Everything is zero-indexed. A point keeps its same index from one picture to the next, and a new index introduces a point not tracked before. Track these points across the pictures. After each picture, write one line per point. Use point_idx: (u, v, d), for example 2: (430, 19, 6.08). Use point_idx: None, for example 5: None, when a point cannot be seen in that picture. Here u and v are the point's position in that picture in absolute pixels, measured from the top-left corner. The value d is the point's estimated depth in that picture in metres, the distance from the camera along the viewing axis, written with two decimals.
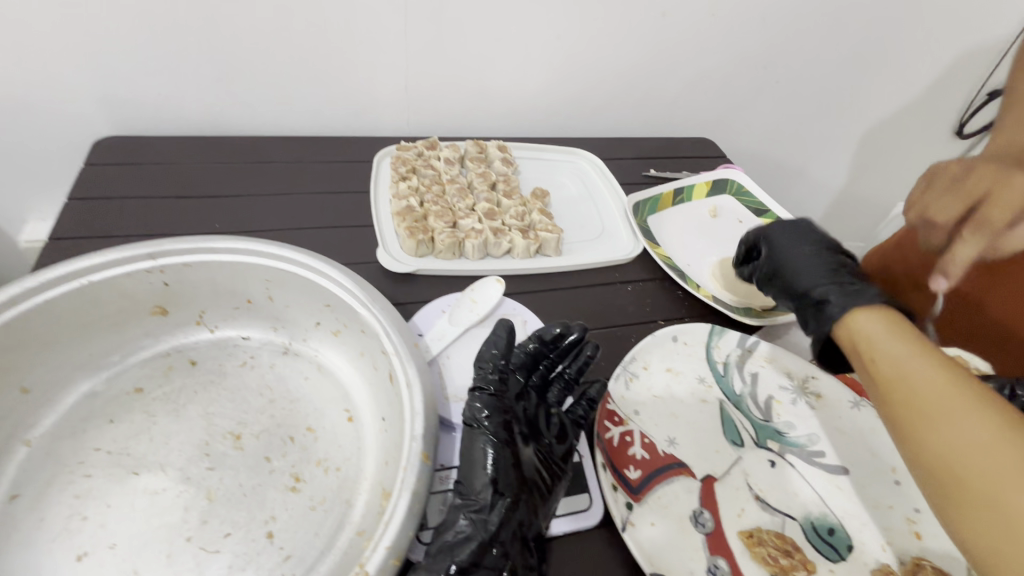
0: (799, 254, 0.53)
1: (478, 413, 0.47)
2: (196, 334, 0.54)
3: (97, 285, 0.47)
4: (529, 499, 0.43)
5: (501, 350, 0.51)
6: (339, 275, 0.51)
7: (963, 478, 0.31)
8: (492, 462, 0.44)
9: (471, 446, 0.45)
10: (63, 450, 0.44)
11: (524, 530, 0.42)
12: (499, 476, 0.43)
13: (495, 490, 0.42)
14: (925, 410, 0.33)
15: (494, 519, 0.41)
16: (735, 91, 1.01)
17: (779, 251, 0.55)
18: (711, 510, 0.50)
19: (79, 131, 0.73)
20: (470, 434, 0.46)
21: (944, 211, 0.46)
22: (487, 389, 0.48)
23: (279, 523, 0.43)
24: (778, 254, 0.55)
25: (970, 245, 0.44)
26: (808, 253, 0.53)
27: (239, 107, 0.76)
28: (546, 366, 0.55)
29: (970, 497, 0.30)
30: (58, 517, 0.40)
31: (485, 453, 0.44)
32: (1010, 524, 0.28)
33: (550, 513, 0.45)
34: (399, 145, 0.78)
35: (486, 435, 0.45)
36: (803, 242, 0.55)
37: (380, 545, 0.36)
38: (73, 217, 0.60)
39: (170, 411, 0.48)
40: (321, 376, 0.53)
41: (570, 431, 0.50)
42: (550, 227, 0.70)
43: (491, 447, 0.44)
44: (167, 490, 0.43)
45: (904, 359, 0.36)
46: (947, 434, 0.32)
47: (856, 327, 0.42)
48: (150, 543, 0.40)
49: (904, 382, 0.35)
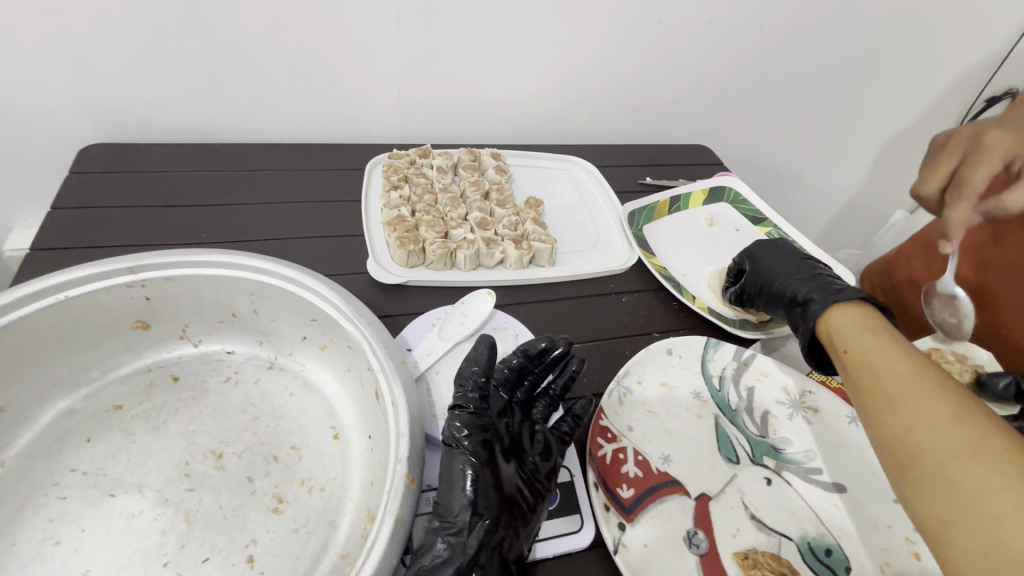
0: (780, 266, 0.59)
1: (458, 432, 0.45)
2: (179, 349, 0.52)
3: (75, 300, 0.45)
4: (509, 517, 0.42)
5: (482, 367, 0.49)
6: (325, 288, 0.49)
7: (913, 450, 0.35)
8: (472, 483, 0.42)
9: (450, 468, 0.43)
10: (38, 472, 0.42)
11: (506, 552, 0.41)
12: (479, 497, 0.42)
13: (475, 510, 0.41)
14: (888, 396, 0.38)
15: (472, 540, 0.40)
16: (733, 98, 1.00)
17: (762, 266, 0.61)
18: (705, 529, 0.49)
19: (65, 138, 0.72)
20: (450, 452, 0.44)
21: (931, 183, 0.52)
22: (468, 407, 0.47)
23: (260, 546, 0.41)
24: (761, 268, 0.61)
25: (962, 209, 0.47)
26: (787, 265, 0.59)
27: (230, 114, 0.75)
28: (532, 380, 0.54)
29: (916, 464, 0.34)
30: (30, 542, 0.39)
31: (464, 473, 0.43)
32: (947, 487, 0.32)
33: (534, 533, 0.44)
34: (391, 153, 0.77)
35: (466, 455, 0.44)
36: (782, 257, 0.60)
37: (361, 573, 0.35)
38: (56, 227, 0.59)
39: (149, 430, 0.46)
40: (306, 392, 0.52)
41: (556, 448, 0.49)
42: (544, 237, 0.69)
43: (471, 468, 0.43)
44: (145, 512, 0.42)
45: (873, 354, 0.41)
46: (901, 413, 0.36)
47: (834, 324, 0.47)
48: (126, 568, 0.39)
49: (873, 374, 0.40)
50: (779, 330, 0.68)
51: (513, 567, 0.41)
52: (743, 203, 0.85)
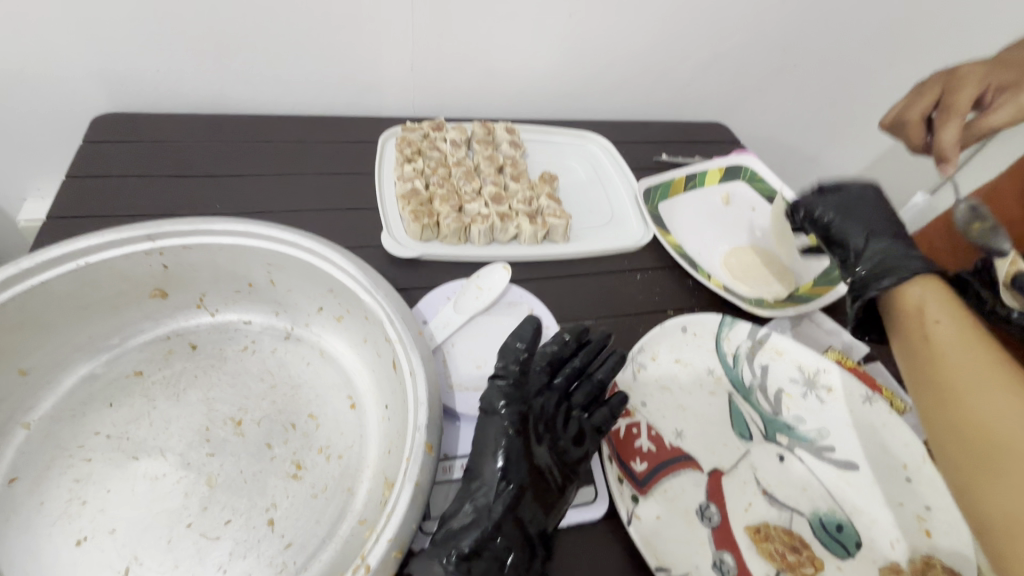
0: (876, 225, 0.53)
1: (496, 401, 0.46)
2: (196, 317, 0.53)
3: (94, 267, 0.45)
4: (535, 488, 0.43)
5: (526, 344, 0.48)
6: (342, 259, 0.49)
7: (992, 436, 0.37)
8: (504, 454, 0.43)
9: (485, 434, 0.45)
10: (63, 434, 0.43)
11: (527, 526, 0.41)
12: (509, 465, 0.43)
13: (506, 478, 0.42)
14: (971, 382, 0.40)
15: (497, 507, 0.41)
16: (751, 75, 0.98)
17: (852, 215, 0.54)
18: (718, 503, 0.50)
19: (76, 107, 0.71)
20: (484, 420, 0.46)
21: (910, 111, 0.55)
22: (508, 379, 0.47)
23: (281, 510, 0.42)
24: (851, 218, 0.54)
25: (951, 129, 0.51)
26: (880, 227, 0.52)
27: (243, 85, 0.74)
28: (575, 366, 0.51)
29: (993, 445, 0.37)
30: (57, 502, 0.40)
31: (500, 438, 0.44)
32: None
33: (560, 513, 0.43)
34: (404, 126, 0.76)
35: (502, 424, 0.45)
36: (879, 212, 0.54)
37: (382, 537, 0.35)
38: (70, 196, 0.59)
39: (169, 395, 0.47)
40: (323, 362, 0.53)
41: (588, 436, 0.48)
42: (559, 212, 0.68)
43: (506, 438, 0.44)
44: (167, 475, 0.42)
45: (958, 344, 0.42)
46: (983, 401, 0.38)
47: (912, 297, 0.46)
48: (150, 529, 0.40)
49: (954, 362, 0.41)
50: (797, 309, 0.67)
51: (536, 541, 0.41)
52: (759, 181, 0.83)
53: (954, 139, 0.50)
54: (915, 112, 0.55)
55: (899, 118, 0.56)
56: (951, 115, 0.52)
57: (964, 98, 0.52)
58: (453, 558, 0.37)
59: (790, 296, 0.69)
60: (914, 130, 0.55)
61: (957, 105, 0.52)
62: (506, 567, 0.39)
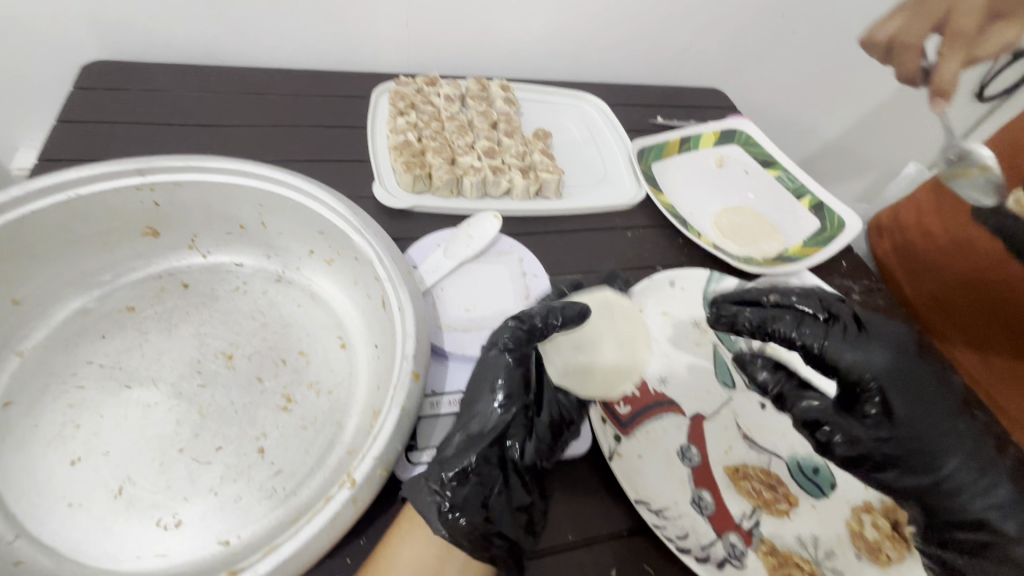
0: (920, 413, 0.38)
1: (505, 341, 0.47)
2: (188, 258, 0.53)
3: (85, 199, 0.46)
4: (529, 421, 0.43)
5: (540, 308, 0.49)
6: (332, 199, 0.49)
7: None
8: (504, 389, 0.44)
9: (485, 371, 0.46)
10: (57, 363, 0.44)
11: (519, 458, 0.41)
12: (508, 400, 0.43)
13: (503, 409, 0.43)
14: None
15: (489, 434, 0.41)
16: (750, 40, 0.97)
17: (923, 415, 0.38)
18: (699, 446, 0.51)
19: (66, 54, 0.71)
20: (489, 358, 0.46)
21: (914, 33, 0.49)
22: (523, 325, 0.48)
23: (271, 439, 0.43)
24: (910, 413, 0.38)
25: (951, 62, 0.47)
26: (946, 435, 0.38)
27: (235, 36, 0.73)
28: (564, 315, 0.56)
29: None
30: (52, 424, 0.41)
31: (500, 372, 0.45)
32: None
33: (557, 451, 0.44)
34: (397, 81, 0.75)
35: (504, 362, 0.46)
36: (921, 421, 0.38)
37: (368, 456, 0.36)
38: (62, 139, 0.59)
39: (162, 330, 0.48)
40: (314, 304, 0.53)
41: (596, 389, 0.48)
42: (551, 168, 0.68)
43: (506, 374, 0.45)
44: (160, 403, 0.43)
45: None
46: None
47: None
48: (143, 451, 0.41)
49: None
50: (785, 267, 0.68)
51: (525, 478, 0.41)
52: (755, 145, 0.83)
53: (956, 72, 0.46)
54: (917, 36, 0.49)
55: (903, 40, 0.50)
56: (953, 39, 0.47)
57: (971, 22, 0.47)
58: (440, 477, 0.38)
59: (779, 256, 0.70)
60: (912, 53, 0.49)
61: (963, 29, 0.47)
62: (495, 493, 0.39)
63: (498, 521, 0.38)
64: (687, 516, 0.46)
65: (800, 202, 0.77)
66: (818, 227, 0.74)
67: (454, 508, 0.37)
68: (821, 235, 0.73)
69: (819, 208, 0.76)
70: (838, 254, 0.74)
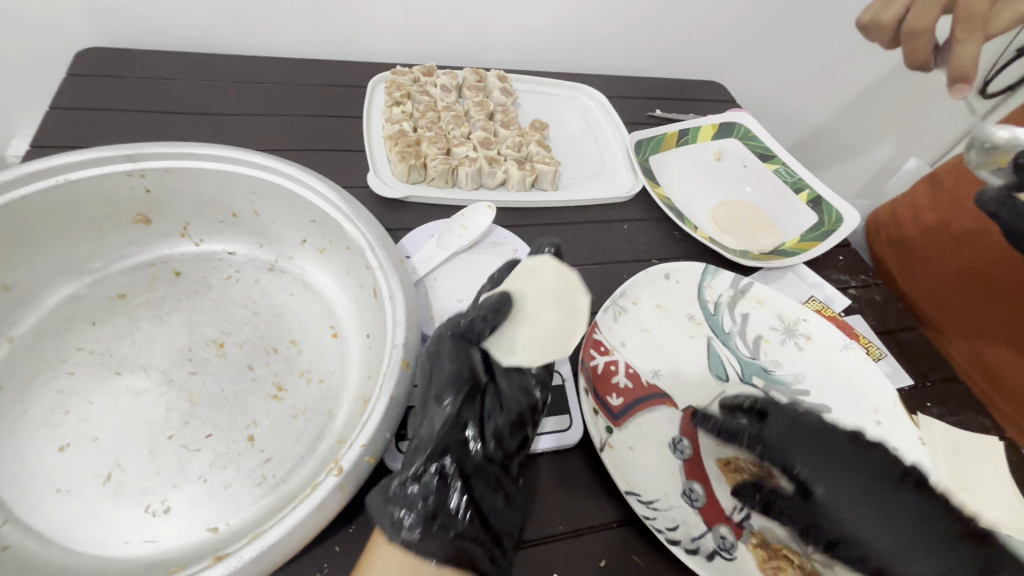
0: (857, 500, 0.43)
1: (448, 344, 0.43)
2: (180, 246, 0.53)
3: (75, 185, 0.45)
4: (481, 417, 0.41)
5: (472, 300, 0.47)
6: (325, 188, 0.49)
7: None
8: (449, 400, 0.40)
9: (428, 380, 0.42)
10: (48, 349, 0.44)
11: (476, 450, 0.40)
12: (458, 408, 0.40)
13: (453, 408, 0.40)
14: None
15: (441, 435, 0.39)
16: (751, 33, 0.96)
17: (850, 505, 0.43)
18: (691, 438, 0.51)
19: (61, 40, 0.70)
20: (432, 356, 0.43)
21: (920, 21, 0.55)
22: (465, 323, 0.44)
23: (261, 427, 0.43)
24: (830, 504, 0.43)
25: (968, 43, 0.52)
26: (893, 519, 0.42)
27: (231, 24, 0.73)
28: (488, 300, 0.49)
29: None
30: (41, 410, 0.41)
31: (446, 376, 0.41)
32: None
33: (517, 440, 0.43)
34: (394, 70, 0.75)
35: (447, 368, 0.42)
36: (855, 509, 0.42)
37: (356, 443, 0.36)
38: (56, 126, 0.59)
39: (153, 317, 0.48)
40: (307, 294, 0.53)
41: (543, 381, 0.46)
42: (548, 159, 0.68)
43: (453, 381, 0.41)
44: (150, 390, 0.43)
45: None
46: None
47: None
48: (132, 438, 0.41)
49: None
50: (781, 261, 0.68)
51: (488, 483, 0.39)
52: (753, 139, 0.82)
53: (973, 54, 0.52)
54: (925, 23, 0.55)
55: (908, 29, 0.56)
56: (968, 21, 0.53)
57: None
58: (398, 502, 0.35)
59: (776, 250, 0.70)
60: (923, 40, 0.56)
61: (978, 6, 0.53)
62: (452, 507, 0.36)
63: (466, 532, 0.36)
64: (677, 508, 0.46)
65: (798, 196, 0.76)
66: (815, 221, 0.74)
67: (415, 529, 0.34)
68: (818, 230, 0.73)
69: (817, 203, 0.75)
70: (836, 248, 0.73)
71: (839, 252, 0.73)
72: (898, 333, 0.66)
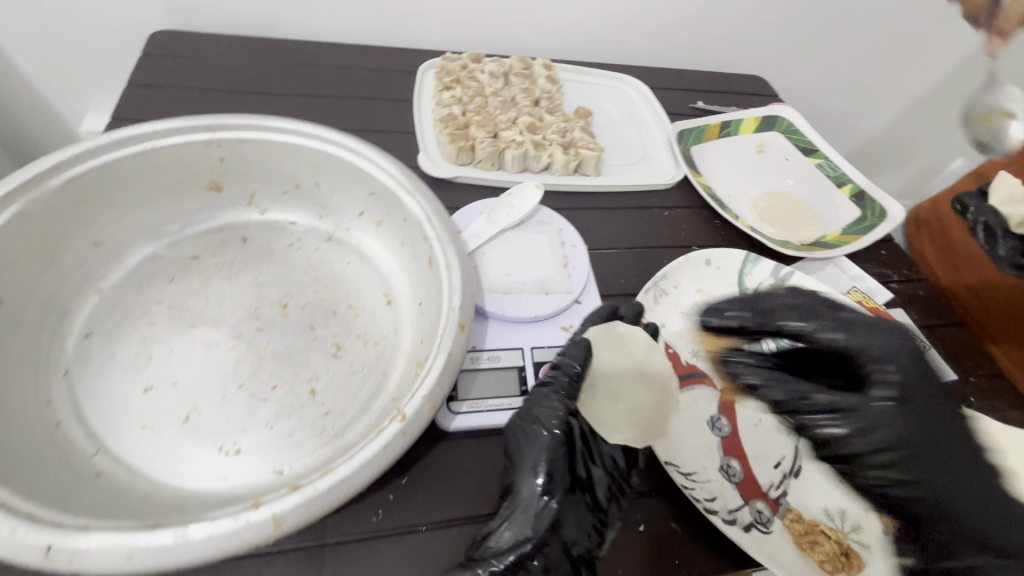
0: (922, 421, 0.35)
1: (550, 420, 0.44)
2: (247, 214, 0.56)
3: (160, 151, 0.49)
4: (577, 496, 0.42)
5: (579, 361, 0.47)
6: (385, 162, 0.52)
7: None
8: (545, 471, 0.42)
9: (526, 446, 0.43)
10: (131, 301, 0.48)
11: (573, 549, 0.40)
12: (551, 481, 0.42)
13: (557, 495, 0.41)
14: None
15: (542, 531, 0.40)
16: (797, 27, 0.95)
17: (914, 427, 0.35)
18: (729, 417, 0.51)
19: (135, 22, 0.74)
20: (532, 434, 0.44)
21: None
22: (560, 391, 0.46)
23: (322, 382, 0.46)
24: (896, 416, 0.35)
25: None
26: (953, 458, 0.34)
27: (291, 10, 0.76)
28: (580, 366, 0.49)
29: None
30: (127, 354, 0.44)
31: (540, 454, 0.42)
32: None
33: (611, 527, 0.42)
34: (445, 57, 0.77)
35: (547, 439, 0.43)
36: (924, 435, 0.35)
37: (417, 394, 0.39)
38: (134, 101, 0.63)
39: (224, 276, 0.51)
40: (362, 263, 0.56)
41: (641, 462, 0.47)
42: (592, 145, 0.69)
43: (548, 451, 0.42)
44: (222, 342, 0.47)
45: None
46: None
47: None
48: (207, 384, 0.44)
49: None
50: (822, 253, 0.68)
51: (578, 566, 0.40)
52: (797, 133, 0.82)
53: None
54: None
55: None
56: None
57: None
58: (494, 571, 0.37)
59: (818, 242, 0.70)
60: None
61: None
62: None
63: None
64: (715, 481, 0.47)
65: (842, 189, 0.76)
66: (858, 215, 0.73)
67: None
68: (860, 224, 0.73)
69: (861, 197, 0.75)
70: (878, 243, 0.73)
71: (882, 246, 0.73)
72: (940, 329, 0.65)
